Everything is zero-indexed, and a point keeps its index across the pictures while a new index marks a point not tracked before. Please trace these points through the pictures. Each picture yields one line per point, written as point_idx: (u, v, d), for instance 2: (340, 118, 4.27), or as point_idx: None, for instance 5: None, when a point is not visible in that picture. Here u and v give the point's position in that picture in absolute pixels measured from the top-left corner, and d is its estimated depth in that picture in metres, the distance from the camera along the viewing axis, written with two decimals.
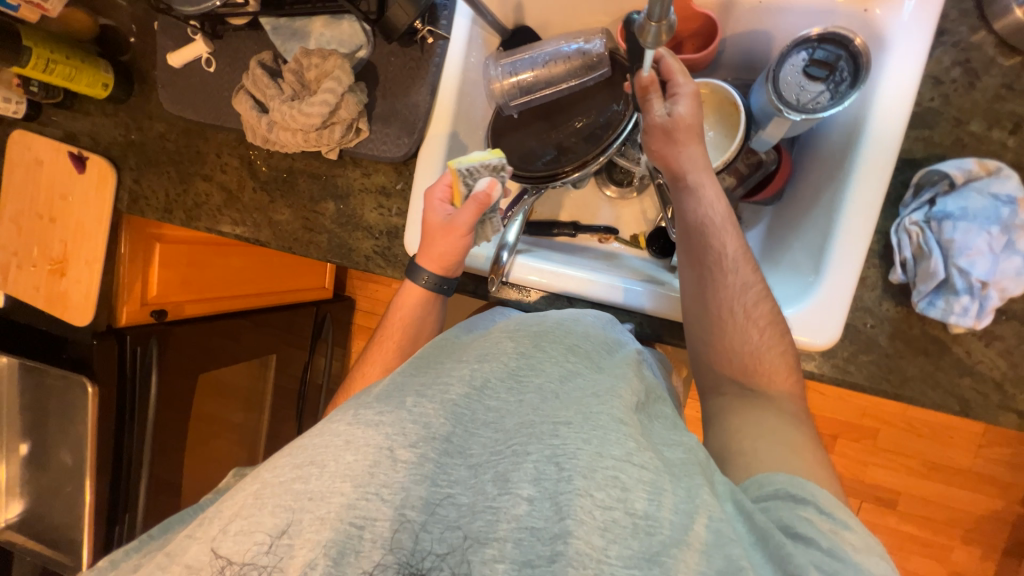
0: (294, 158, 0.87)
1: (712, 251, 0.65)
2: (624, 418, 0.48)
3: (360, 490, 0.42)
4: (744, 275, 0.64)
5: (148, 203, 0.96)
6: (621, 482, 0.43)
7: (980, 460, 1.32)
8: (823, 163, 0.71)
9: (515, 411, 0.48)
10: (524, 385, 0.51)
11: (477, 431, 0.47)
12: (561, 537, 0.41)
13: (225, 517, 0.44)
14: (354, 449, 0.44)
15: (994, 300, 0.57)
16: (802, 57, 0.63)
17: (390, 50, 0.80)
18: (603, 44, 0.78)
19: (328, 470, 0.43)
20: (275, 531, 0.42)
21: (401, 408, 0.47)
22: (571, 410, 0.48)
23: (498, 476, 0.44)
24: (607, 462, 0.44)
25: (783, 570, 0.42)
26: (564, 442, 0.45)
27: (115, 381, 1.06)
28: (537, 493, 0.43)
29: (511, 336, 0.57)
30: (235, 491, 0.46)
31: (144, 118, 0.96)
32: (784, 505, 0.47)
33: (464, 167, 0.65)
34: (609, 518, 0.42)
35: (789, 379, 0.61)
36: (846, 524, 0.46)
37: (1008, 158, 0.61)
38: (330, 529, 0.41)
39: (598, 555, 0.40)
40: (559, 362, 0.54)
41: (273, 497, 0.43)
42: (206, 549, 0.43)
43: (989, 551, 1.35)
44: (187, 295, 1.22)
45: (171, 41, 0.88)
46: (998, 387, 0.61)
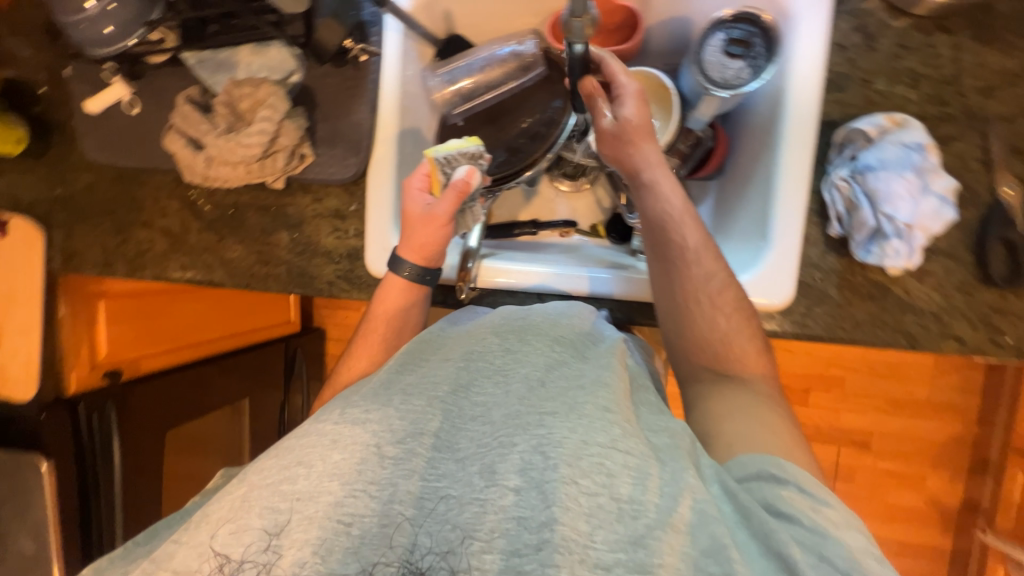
0: (239, 193, 0.84)
1: (675, 246, 0.66)
2: (610, 407, 0.50)
3: (347, 488, 0.46)
4: (706, 266, 0.66)
5: (84, 260, 0.90)
6: (607, 468, 0.46)
7: (935, 390, 1.43)
8: (754, 134, 0.76)
9: (501, 403, 0.51)
10: (509, 377, 0.54)
11: (465, 426, 0.51)
12: (546, 526, 0.44)
13: (214, 521, 0.46)
14: (342, 447, 0.48)
15: (919, 239, 0.62)
16: (721, 37, 0.67)
17: (324, 72, 0.78)
18: (536, 44, 0.80)
19: (316, 470, 0.46)
20: (260, 531, 0.45)
21: (388, 406, 0.51)
22: (556, 401, 0.50)
23: (485, 468, 0.47)
24: (593, 450, 0.46)
25: (766, 545, 0.45)
26: (550, 430, 0.48)
27: (72, 454, 0.99)
28: (523, 483, 0.46)
29: (494, 332, 0.60)
30: (223, 494, 0.48)
31: (68, 171, 0.90)
32: (767, 485, 0.51)
33: (442, 155, 0.67)
34: (595, 504, 0.44)
35: (760, 360, 0.64)
36: (825, 502, 0.49)
37: (913, 110, 0.67)
38: (317, 527, 0.44)
39: (584, 540, 0.43)
40: (543, 352, 0.57)
41: (260, 499, 0.46)
42: (193, 555, 0.45)
43: (957, 473, 1.45)
44: (142, 350, 1.14)
45: (87, 86, 0.84)
46: (937, 319, 0.66)
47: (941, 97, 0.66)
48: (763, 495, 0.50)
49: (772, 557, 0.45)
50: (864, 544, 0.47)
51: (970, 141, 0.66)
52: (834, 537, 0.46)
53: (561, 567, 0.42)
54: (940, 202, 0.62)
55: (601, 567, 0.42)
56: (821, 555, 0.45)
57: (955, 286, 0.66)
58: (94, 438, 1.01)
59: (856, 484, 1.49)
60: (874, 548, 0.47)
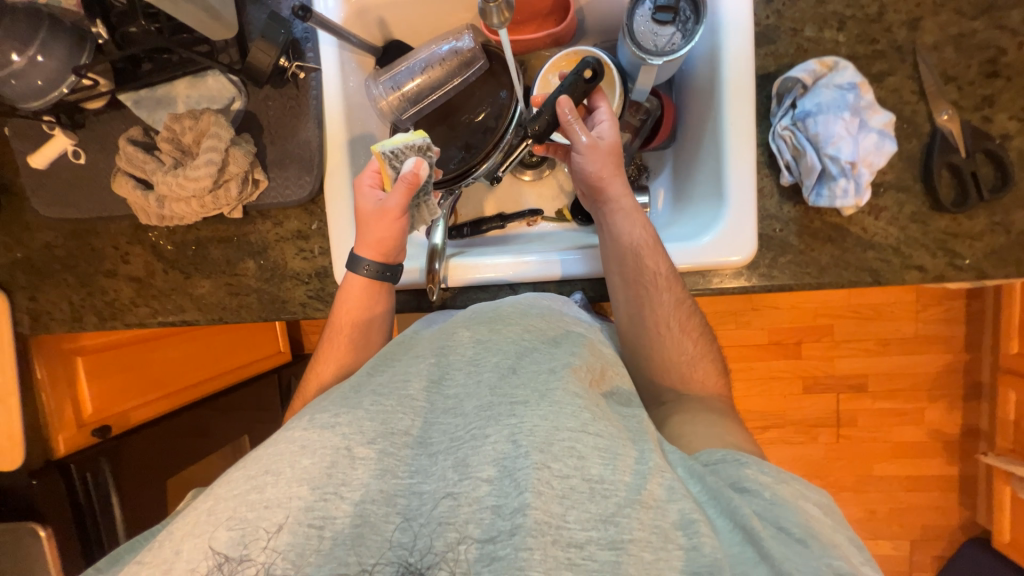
0: (198, 228, 0.83)
1: (648, 271, 0.68)
2: (580, 392, 0.51)
3: (317, 492, 0.46)
4: (676, 293, 0.68)
5: (52, 318, 0.89)
6: (578, 451, 0.47)
7: (920, 324, 1.45)
8: (697, 99, 0.77)
9: (473, 394, 0.53)
10: (482, 365, 0.55)
11: (438, 419, 0.52)
12: (520, 510, 0.44)
13: (177, 539, 0.46)
14: (310, 452, 0.48)
15: (866, 175, 0.64)
16: (647, 7, 0.68)
17: (265, 95, 0.77)
18: (473, 38, 0.80)
19: (284, 476, 0.46)
20: (228, 541, 0.44)
21: (358, 408, 0.51)
22: (527, 389, 0.51)
23: (458, 462, 0.48)
24: (563, 434, 0.48)
25: (734, 520, 0.47)
26: (521, 419, 0.49)
27: (70, 517, 0.98)
28: (496, 472, 0.47)
29: (465, 325, 0.61)
30: (188, 511, 0.48)
31: (22, 231, 0.88)
32: (731, 467, 0.53)
33: (389, 150, 0.65)
34: (567, 486, 0.46)
35: (714, 378, 0.70)
36: (781, 478, 0.52)
37: (844, 52, 0.68)
38: (289, 533, 0.45)
39: (558, 521, 0.44)
40: (514, 341, 0.58)
41: (227, 511, 0.46)
42: (155, 574, 0.44)
43: (953, 401, 1.48)
44: (129, 402, 1.12)
45: (28, 143, 0.82)
46: (897, 251, 0.68)
47: (869, 35, 0.67)
48: (730, 476, 0.53)
49: (739, 530, 0.47)
50: (819, 514, 0.50)
51: (903, 74, 0.67)
52: (792, 507, 0.49)
53: (535, 550, 0.42)
54: (879, 136, 0.64)
55: (574, 545, 0.44)
56: (780, 526, 0.47)
57: (909, 217, 0.67)
58: (91, 498, 0.99)
59: (859, 427, 1.51)
60: (828, 517, 0.50)
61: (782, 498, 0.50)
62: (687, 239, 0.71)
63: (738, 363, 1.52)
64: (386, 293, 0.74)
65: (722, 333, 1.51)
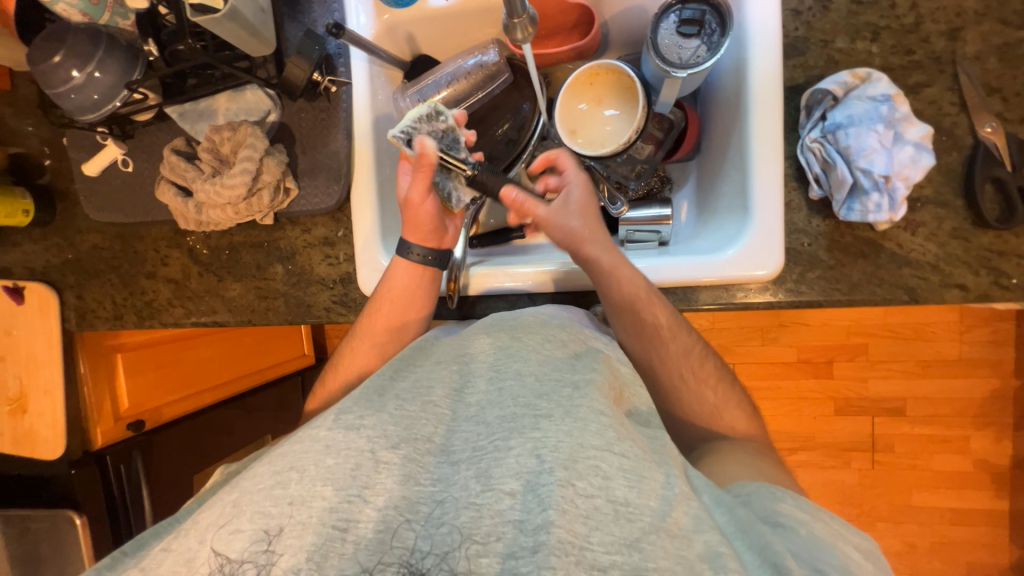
0: (232, 234, 0.87)
1: (648, 325, 0.67)
2: (605, 409, 0.51)
3: (341, 494, 0.47)
4: (680, 340, 0.69)
5: (96, 316, 0.94)
6: (602, 471, 0.47)
7: (965, 346, 1.37)
8: (724, 109, 0.76)
9: (495, 403, 0.53)
10: (503, 372, 0.56)
11: (460, 427, 0.53)
12: (543, 527, 0.44)
13: (204, 526, 0.47)
14: (334, 452, 0.49)
15: (902, 190, 0.61)
16: (672, 19, 0.69)
17: (299, 107, 0.81)
18: (498, 53, 0.82)
19: (308, 475, 0.48)
20: (252, 535, 0.45)
21: (382, 411, 0.53)
22: (551, 403, 0.51)
23: (481, 472, 0.48)
24: (588, 452, 0.47)
25: (763, 556, 0.45)
26: (545, 433, 0.49)
27: (104, 506, 1.05)
28: (520, 486, 0.47)
29: (488, 333, 0.61)
30: (211, 504, 0.50)
31: (74, 234, 0.94)
32: (765, 499, 0.53)
33: (401, 131, 0.73)
34: (591, 506, 0.45)
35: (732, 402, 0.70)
36: (819, 516, 0.51)
37: (878, 63, 0.66)
38: (312, 532, 0.45)
39: (581, 541, 0.43)
40: (536, 350, 0.57)
41: (252, 505, 0.47)
42: (178, 560, 0.46)
43: (1001, 430, 1.39)
44: (163, 398, 1.17)
45: (83, 152, 0.88)
46: (936, 269, 0.65)
47: (905, 46, 0.65)
48: (763, 509, 0.52)
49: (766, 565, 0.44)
50: (860, 560, 0.48)
51: (942, 86, 0.65)
52: (831, 549, 0.47)
53: (557, 570, 0.42)
54: (916, 150, 0.61)
55: (597, 569, 0.43)
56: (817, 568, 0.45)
57: (949, 233, 0.64)
58: (124, 489, 1.07)
59: (896, 454, 1.43)
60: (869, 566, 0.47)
61: (819, 537, 0.49)
62: (710, 253, 0.70)
63: (765, 381, 1.47)
64: (431, 279, 0.77)
65: (748, 349, 1.46)
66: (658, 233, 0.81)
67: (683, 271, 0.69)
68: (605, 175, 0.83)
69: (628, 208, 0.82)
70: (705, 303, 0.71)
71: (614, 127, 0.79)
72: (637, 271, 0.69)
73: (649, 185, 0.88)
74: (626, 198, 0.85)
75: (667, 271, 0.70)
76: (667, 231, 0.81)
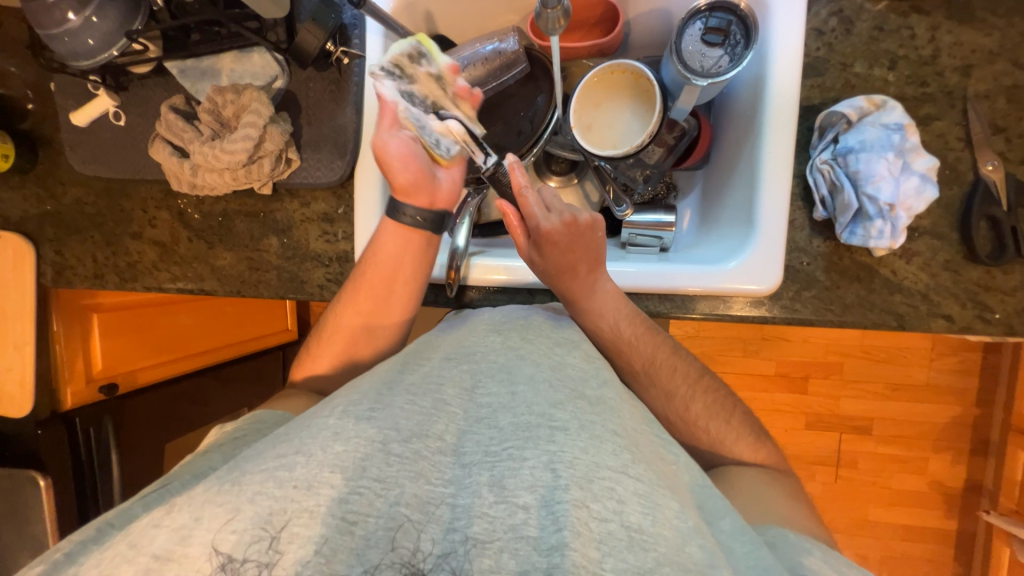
0: (226, 200, 0.84)
1: (644, 354, 0.70)
2: (619, 431, 0.52)
3: (350, 485, 0.47)
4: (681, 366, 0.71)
5: (74, 273, 0.90)
6: (618, 494, 0.47)
7: (934, 372, 1.43)
8: (737, 123, 0.76)
9: (507, 408, 0.54)
10: (515, 377, 0.57)
11: (472, 429, 0.53)
12: (558, 549, 0.44)
13: (196, 503, 0.47)
14: (344, 439, 0.50)
15: (904, 219, 0.62)
16: (699, 26, 0.68)
17: (308, 76, 0.78)
18: (517, 41, 0.80)
19: (315, 458, 0.48)
20: (254, 518, 0.45)
21: (394, 406, 0.53)
22: (567, 414, 0.52)
23: (495, 480, 0.49)
24: (604, 473, 0.48)
25: None
26: (560, 448, 0.49)
27: (69, 470, 1.01)
28: (535, 501, 0.47)
29: (498, 331, 0.63)
30: (201, 485, 0.50)
31: (56, 185, 0.90)
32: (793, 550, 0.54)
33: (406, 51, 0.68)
34: (605, 530, 0.45)
35: (719, 408, 0.71)
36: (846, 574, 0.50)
37: (892, 91, 0.67)
38: (320, 524, 0.45)
39: (594, 567, 0.43)
40: (547, 354, 0.59)
41: (252, 485, 0.47)
42: (173, 538, 0.45)
43: (959, 455, 1.45)
44: (139, 362, 1.14)
45: (72, 100, 0.84)
46: (925, 298, 0.67)
47: (920, 77, 0.66)
48: (791, 560, 0.52)
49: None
50: None
51: (951, 120, 0.66)
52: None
53: None
54: (921, 181, 0.62)
55: None
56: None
57: (942, 265, 0.66)
58: (92, 454, 1.03)
59: (858, 470, 1.49)
60: None
61: None
62: (711, 263, 0.70)
63: (743, 391, 1.50)
64: (423, 242, 0.74)
65: (730, 359, 1.50)
66: (659, 239, 0.82)
67: (683, 278, 0.70)
68: (613, 177, 0.82)
69: (632, 212, 0.82)
70: (701, 311, 0.72)
71: (628, 128, 0.79)
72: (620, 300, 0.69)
73: (655, 191, 0.87)
74: (631, 201, 0.84)
75: (676, 277, 0.70)
76: (668, 238, 0.82)
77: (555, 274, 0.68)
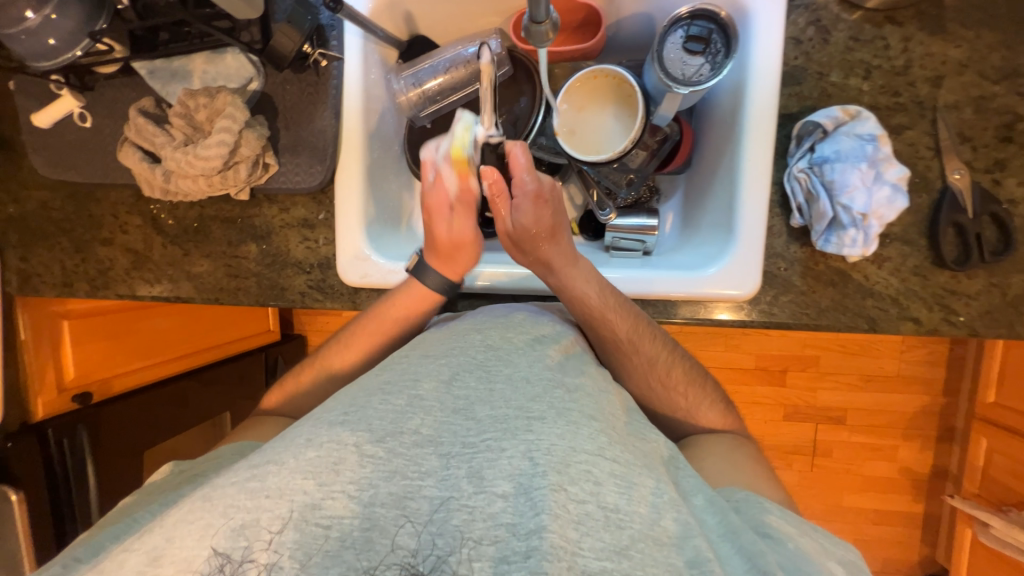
0: (202, 206, 0.81)
1: (636, 341, 0.68)
2: (594, 415, 0.53)
3: (322, 490, 0.48)
4: (675, 365, 0.70)
5: (42, 280, 0.87)
6: (594, 476, 0.49)
7: (903, 364, 1.49)
8: (717, 129, 0.77)
9: (485, 400, 0.54)
10: (493, 375, 0.57)
11: (452, 420, 0.53)
12: (535, 532, 0.45)
13: (168, 525, 0.47)
14: (315, 445, 0.50)
15: (876, 227, 0.64)
16: (680, 34, 0.69)
17: (284, 78, 0.76)
18: (499, 45, 0.79)
19: (287, 467, 0.49)
20: (227, 528, 0.46)
21: (368, 407, 0.53)
22: (543, 406, 0.53)
23: (473, 473, 0.49)
24: (580, 456, 0.49)
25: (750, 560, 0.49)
26: (538, 436, 0.50)
27: (43, 482, 0.95)
28: (512, 489, 0.48)
29: (477, 329, 0.62)
30: (183, 501, 0.50)
31: (19, 188, 0.86)
32: (751, 508, 0.56)
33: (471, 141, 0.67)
34: (583, 512, 0.47)
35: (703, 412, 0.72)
36: (803, 530, 0.55)
37: (866, 101, 0.69)
38: (294, 530, 0.46)
39: (573, 547, 0.45)
40: (525, 351, 0.60)
41: (224, 498, 0.48)
42: (144, 560, 0.46)
43: (926, 442, 1.52)
44: (113, 369, 1.11)
45: (33, 100, 0.80)
46: (895, 302, 0.69)
47: (893, 87, 0.68)
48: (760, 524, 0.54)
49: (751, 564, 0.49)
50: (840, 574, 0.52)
51: (921, 130, 0.68)
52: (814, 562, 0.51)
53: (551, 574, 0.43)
54: (893, 191, 0.64)
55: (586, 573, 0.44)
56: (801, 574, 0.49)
57: (911, 270, 0.69)
58: (66, 466, 0.97)
59: (833, 458, 1.55)
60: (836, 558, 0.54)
61: (806, 552, 0.52)
62: (693, 269, 0.72)
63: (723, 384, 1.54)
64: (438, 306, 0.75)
65: (711, 353, 1.53)
66: (642, 243, 0.82)
67: (664, 284, 0.71)
68: (596, 180, 0.82)
69: (615, 216, 0.82)
70: (682, 317, 0.73)
71: (611, 133, 0.79)
72: (591, 271, 0.69)
73: (639, 195, 0.88)
74: (614, 205, 0.84)
75: (656, 283, 0.71)
76: (650, 242, 0.82)
77: (533, 249, 0.69)
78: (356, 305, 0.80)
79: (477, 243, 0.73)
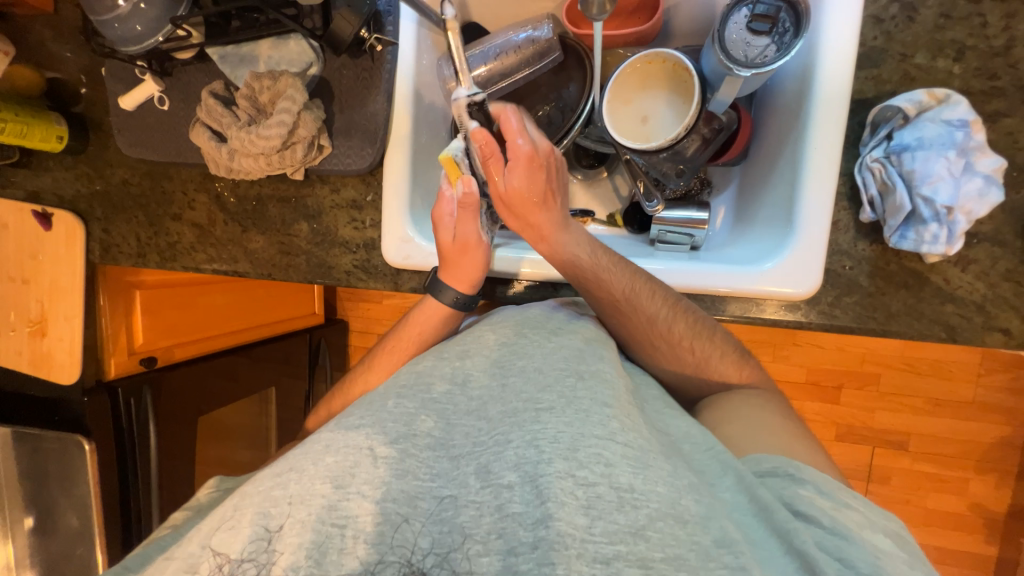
0: (261, 185, 0.86)
1: (685, 339, 0.66)
2: (609, 401, 0.51)
3: (339, 492, 0.47)
4: (724, 367, 0.69)
5: (120, 251, 0.95)
6: (605, 459, 0.47)
7: (980, 389, 1.34)
8: (780, 117, 0.73)
9: (498, 399, 0.53)
10: (507, 369, 0.56)
11: (459, 421, 0.52)
12: (542, 521, 0.45)
13: (206, 531, 0.49)
14: (334, 451, 0.49)
15: (962, 224, 0.58)
16: (744, 14, 0.65)
17: (341, 63, 0.79)
18: (551, 29, 0.79)
19: (307, 473, 0.48)
20: (251, 533, 0.47)
21: (382, 410, 0.52)
22: (553, 395, 0.52)
23: (480, 467, 0.49)
24: (590, 441, 0.48)
25: (789, 545, 0.47)
26: (544, 425, 0.49)
27: (112, 437, 1.04)
28: (518, 479, 0.47)
29: (493, 328, 0.62)
30: (218, 508, 0.51)
31: (105, 166, 0.94)
32: (784, 484, 0.53)
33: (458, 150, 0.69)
34: (593, 495, 0.46)
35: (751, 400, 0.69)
36: (842, 502, 0.51)
37: (956, 85, 0.62)
38: (311, 530, 0.46)
39: (583, 533, 0.44)
40: (540, 347, 0.58)
41: (252, 505, 0.48)
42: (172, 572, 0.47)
43: (1004, 477, 1.36)
44: (174, 339, 1.19)
45: (121, 85, 0.87)
46: (980, 310, 0.62)
47: (990, 70, 0.61)
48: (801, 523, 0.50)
49: (794, 556, 0.46)
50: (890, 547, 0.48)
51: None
52: (860, 541, 0.47)
53: (557, 563, 0.43)
54: (985, 183, 0.58)
55: (599, 561, 0.43)
56: (842, 559, 0.46)
57: (1002, 275, 0.61)
58: (133, 424, 1.06)
59: (891, 486, 1.42)
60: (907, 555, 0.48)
61: (846, 526, 0.48)
62: (748, 263, 0.68)
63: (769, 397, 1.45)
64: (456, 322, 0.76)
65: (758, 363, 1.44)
66: (690, 237, 0.78)
67: (713, 277, 0.67)
68: (644, 170, 0.78)
69: (664, 208, 0.79)
70: (731, 313, 0.68)
71: (663, 122, 0.76)
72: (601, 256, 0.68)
73: (689, 187, 0.85)
74: (662, 197, 0.82)
75: (706, 276, 0.68)
76: (700, 236, 0.78)
77: (527, 212, 0.68)
78: (398, 286, 0.82)
79: (483, 248, 0.72)
